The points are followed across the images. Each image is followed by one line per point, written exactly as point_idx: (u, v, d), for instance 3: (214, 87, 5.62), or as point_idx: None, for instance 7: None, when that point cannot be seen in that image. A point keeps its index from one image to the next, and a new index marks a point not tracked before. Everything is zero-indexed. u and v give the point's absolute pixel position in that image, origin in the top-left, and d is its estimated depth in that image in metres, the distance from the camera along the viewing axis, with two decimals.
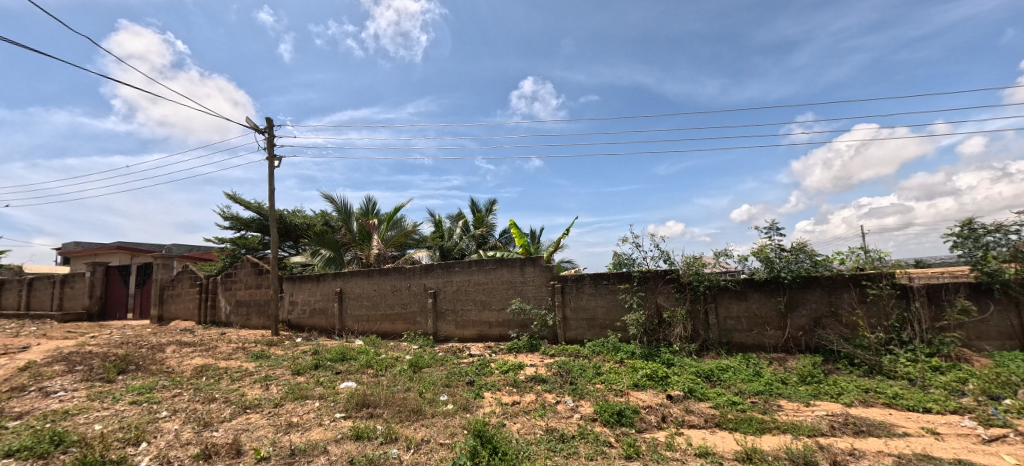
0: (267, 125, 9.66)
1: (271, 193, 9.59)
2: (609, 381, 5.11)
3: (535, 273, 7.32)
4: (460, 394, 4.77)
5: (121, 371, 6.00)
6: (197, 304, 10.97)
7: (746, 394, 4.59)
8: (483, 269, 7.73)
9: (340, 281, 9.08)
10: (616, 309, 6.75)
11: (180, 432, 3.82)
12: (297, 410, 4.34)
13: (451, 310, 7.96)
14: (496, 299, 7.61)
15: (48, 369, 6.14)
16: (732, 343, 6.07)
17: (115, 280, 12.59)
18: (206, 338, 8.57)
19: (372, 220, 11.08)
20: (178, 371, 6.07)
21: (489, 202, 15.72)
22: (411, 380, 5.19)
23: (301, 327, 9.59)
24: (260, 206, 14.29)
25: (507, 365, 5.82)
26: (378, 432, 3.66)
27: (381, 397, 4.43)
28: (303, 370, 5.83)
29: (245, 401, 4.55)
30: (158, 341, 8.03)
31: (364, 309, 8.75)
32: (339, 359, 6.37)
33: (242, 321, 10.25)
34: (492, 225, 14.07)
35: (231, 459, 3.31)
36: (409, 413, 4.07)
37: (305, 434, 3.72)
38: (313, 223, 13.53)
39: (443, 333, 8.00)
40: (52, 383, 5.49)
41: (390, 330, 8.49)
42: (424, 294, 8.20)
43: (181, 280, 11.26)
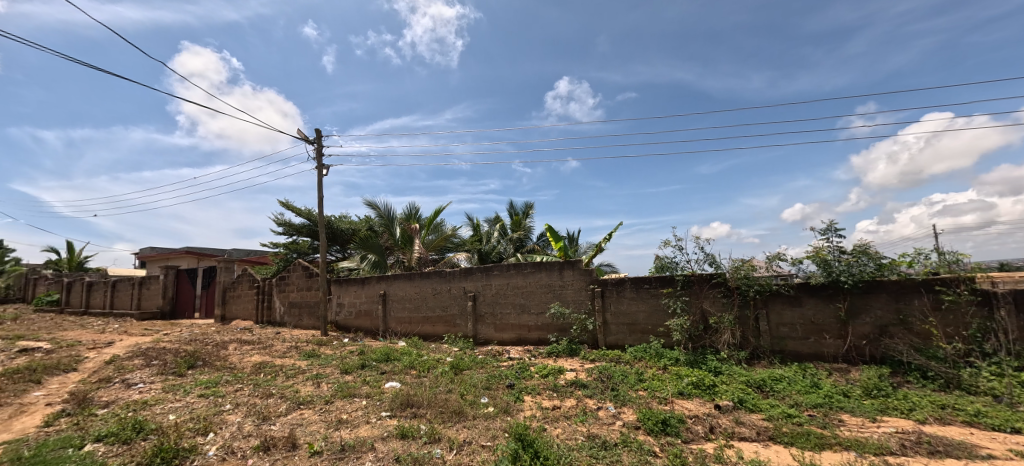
0: (316, 136, 10.26)
1: (320, 199, 10.13)
2: (653, 388, 4.95)
3: (574, 276, 7.26)
4: (501, 396, 4.80)
5: (191, 366, 6.52)
6: (254, 305, 11.73)
7: (803, 407, 4.30)
8: (521, 272, 7.76)
9: (383, 284, 9.42)
10: (658, 314, 6.55)
11: (242, 424, 4.11)
12: (346, 408, 4.53)
13: (490, 313, 8.04)
14: (535, 303, 7.60)
15: (129, 362, 6.78)
16: (786, 351, 5.72)
17: (184, 282, 13.72)
18: (263, 337, 9.14)
19: (414, 224, 11.41)
20: (239, 367, 6.52)
21: (526, 205, 15.77)
22: (453, 381, 5.29)
23: (347, 328, 10.03)
24: (309, 212, 15.11)
25: (547, 369, 5.79)
26: (422, 431, 3.75)
27: (424, 397, 4.54)
28: (350, 368, 6.09)
29: (299, 397, 4.82)
30: (222, 339, 8.66)
31: (407, 311, 9.02)
32: (384, 360, 6.60)
33: (295, 321, 10.86)
34: (529, 228, 14.13)
35: (287, 452, 3.51)
36: (451, 414, 4.15)
37: (354, 431, 3.89)
38: (358, 228, 14.14)
39: (483, 336, 8.09)
40: (133, 376, 6.05)
41: (431, 332, 8.69)
42: (463, 297, 8.34)
43: (241, 282, 12.10)
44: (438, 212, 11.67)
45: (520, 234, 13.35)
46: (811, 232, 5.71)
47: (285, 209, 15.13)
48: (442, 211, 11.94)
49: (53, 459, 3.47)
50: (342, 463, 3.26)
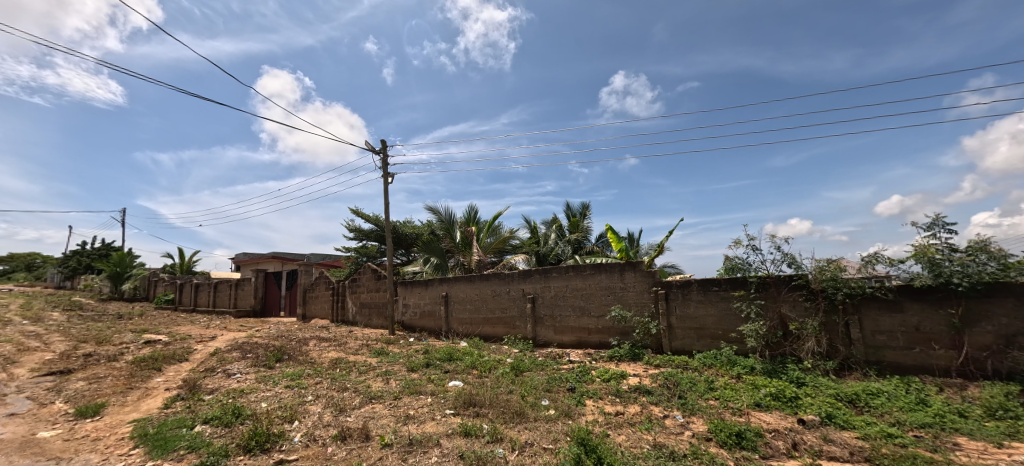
0: (382, 147, 10.92)
1: (386, 206, 10.75)
2: (726, 398, 4.64)
3: (636, 278, 7.01)
4: (562, 399, 4.75)
5: (278, 359, 7.22)
6: (330, 304, 12.70)
7: (906, 427, 3.78)
8: (581, 274, 7.66)
9: (445, 286, 9.76)
10: (730, 318, 6.12)
11: (322, 415, 4.46)
12: (413, 404, 4.75)
13: (550, 315, 8.01)
14: (595, 305, 7.45)
15: (229, 355, 7.66)
16: (884, 363, 5.07)
17: (272, 283, 15.23)
18: (338, 335, 9.88)
19: (472, 227, 11.71)
20: (318, 362, 7.09)
21: (583, 206, 15.53)
22: (513, 383, 5.34)
23: (413, 328, 10.51)
24: (377, 218, 16.11)
25: (608, 373, 5.64)
26: (485, 430, 3.83)
27: (486, 397, 4.63)
28: (417, 367, 6.39)
29: (371, 392, 5.14)
30: (303, 336, 9.49)
31: (468, 312, 9.26)
32: (447, 359, 6.83)
33: (365, 321, 11.58)
34: (587, 229, 13.99)
35: (361, 442, 3.76)
36: (512, 415, 4.18)
37: (421, 426, 4.06)
38: (421, 233, 14.83)
39: (542, 338, 8.08)
40: (232, 367, 6.82)
41: (491, 333, 8.84)
42: (522, 299, 8.39)
43: (318, 284, 13.18)
44: (496, 215, 11.89)
45: (578, 235, 13.18)
46: (913, 228, 5.03)
47: (356, 216, 16.25)
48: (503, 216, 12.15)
49: (172, 436, 4.02)
50: (411, 456, 3.42)
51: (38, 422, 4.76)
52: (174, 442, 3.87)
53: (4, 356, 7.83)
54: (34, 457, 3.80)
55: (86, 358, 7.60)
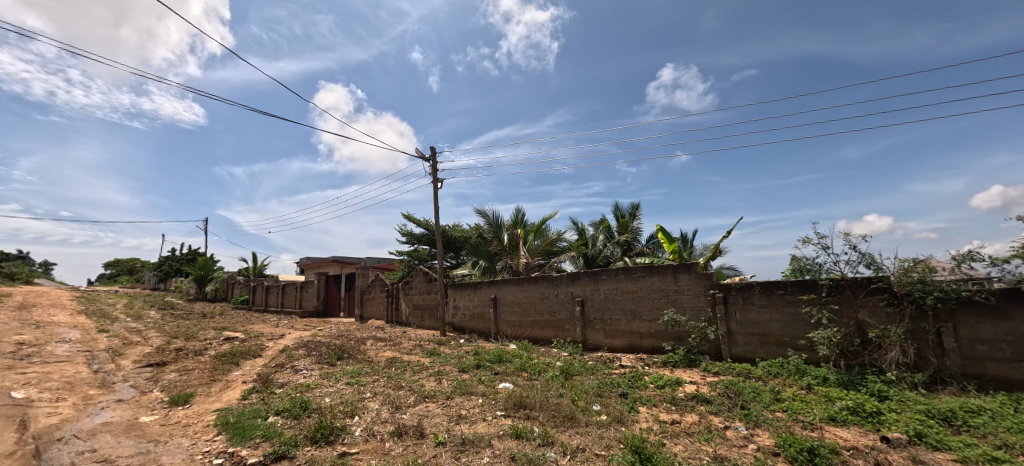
0: (431, 154, 11.32)
1: (435, 211, 11.09)
2: (795, 410, 4.30)
3: (691, 281, 6.70)
4: (614, 405, 4.63)
5: (339, 357, 7.66)
6: (385, 306, 13.30)
7: (1017, 451, 3.28)
8: (631, 276, 7.45)
9: (494, 288, 9.88)
10: (798, 324, 5.67)
11: (380, 411, 4.67)
12: (465, 404, 4.84)
13: (599, 318, 7.85)
14: (647, 309, 7.20)
15: (296, 352, 8.26)
16: (986, 377, 4.45)
17: (332, 286, 16.21)
18: (393, 335, 10.32)
19: (520, 229, 11.77)
20: (375, 361, 7.44)
21: (633, 206, 15.13)
22: (563, 386, 5.28)
23: (463, 329, 10.74)
24: (427, 223, 16.67)
25: (663, 380, 5.43)
26: (536, 433, 3.81)
27: (536, 400, 4.61)
28: (467, 367, 6.51)
29: (424, 391, 5.31)
30: (361, 336, 10.01)
31: (517, 315, 9.30)
32: (497, 361, 6.90)
33: (418, 322, 11.99)
34: (637, 230, 13.67)
35: (417, 439, 3.89)
36: (564, 419, 4.14)
37: (473, 426, 4.13)
38: (469, 236, 15.16)
39: (592, 341, 7.94)
40: (299, 363, 7.34)
41: (540, 336, 8.82)
42: (571, 302, 8.30)
43: (374, 286, 13.85)
44: (544, 217, 11.87)
45: (627, 236, 12.86)
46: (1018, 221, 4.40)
47: (408, 221, 16.92)
48: (550, 218, 12.11)
49: (249, 425, 4.39)
50: (464, 455, 3.49)
51: (140, 408, 5.40)
52: (250, 430, 4.23)
53: (114, 349, 8.97)
54: (138, 439, 4.31)
55: (177, 352, 8.52)
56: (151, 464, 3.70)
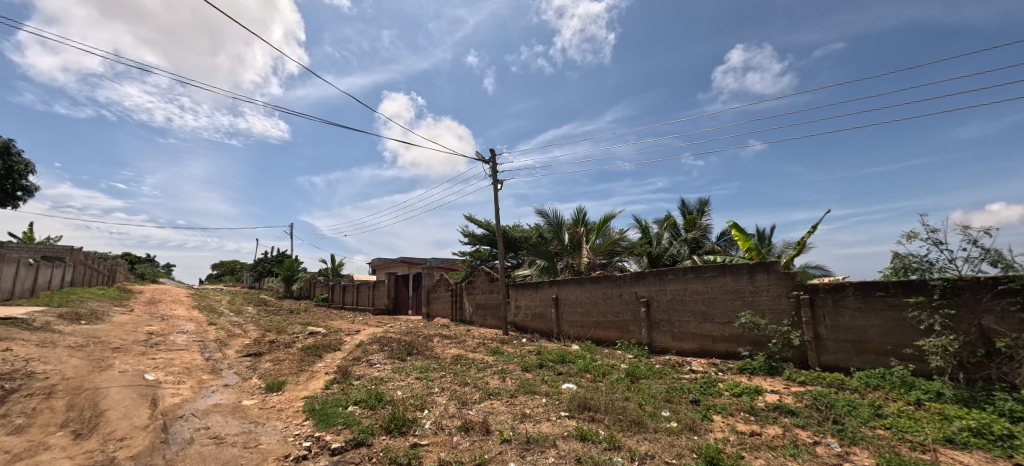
0: (491, 156, 11.57)
1: (496, 212, 11.33)
2: (900, 428, 3.79)
3: (771, 281, 6.19)
4: (685, 412, 4.40)
5: (409, 353, 8.09)
6: (449, 304, 13.81)
7: None
8: (701, 276, 7.05)
9: (555, 288, 9.85)
10: (903, 330, 5.00)
11: (448, 406, 4.86)
12: (529, 403, 4.87)
13: (666, 320, 7.51)
14: (720, 311, 6.77)
15: (370, 347, 8.86)
16: None
17: (401, 285, 17.17)
18: (458, 333, 10.69)
19: (581, 228, 11.62)
20: (442, 357, 7.75)
21: (701, 202, 14.35)
22: (629, 390, 5.12)
23: (525, 329, 10.81)
24: (488, 224, 17.06)
25: (740, 387, 5.06)
26: (602, 436, 3.74)
27: (600, 402, 4.52)
28: (531, 367, 6.56)
29: (489, 388, 5.43)
30: (428, 333, 10.49)
31: (579, 315, 9.18)
32: (559, 361, 6.87)
33: (481, 320, 12.29)
34: (705, 228, 12.96)
35: (482, 435, 4.00)
36: (631, 423, 4.01)
37: (537, 425, 4.15)
38: (529, 236, 15.30)
39: (659, 344, 7.60)
40: (373, 357, 7.87)
41: (603, 337, 8.62)
42: (636, 303, 8.02)
43: (439, 286, 14.44)
44: (606, 216, 11.60)
45: (695, 234, 12.26)
46: None
47: (470, 222, 17.41)
48: (613, 217, 11.81)
49: (331, 413, 4.79)
50: (529, 454, 3.52)
51: (242, 392, 6.13)
52: (333, 418, 4.60)
53: (221, 340, 10.25)
54: (242, 419, 4.89)
55: (271, 344, 9.53)
56: (253, 442, 4.18)
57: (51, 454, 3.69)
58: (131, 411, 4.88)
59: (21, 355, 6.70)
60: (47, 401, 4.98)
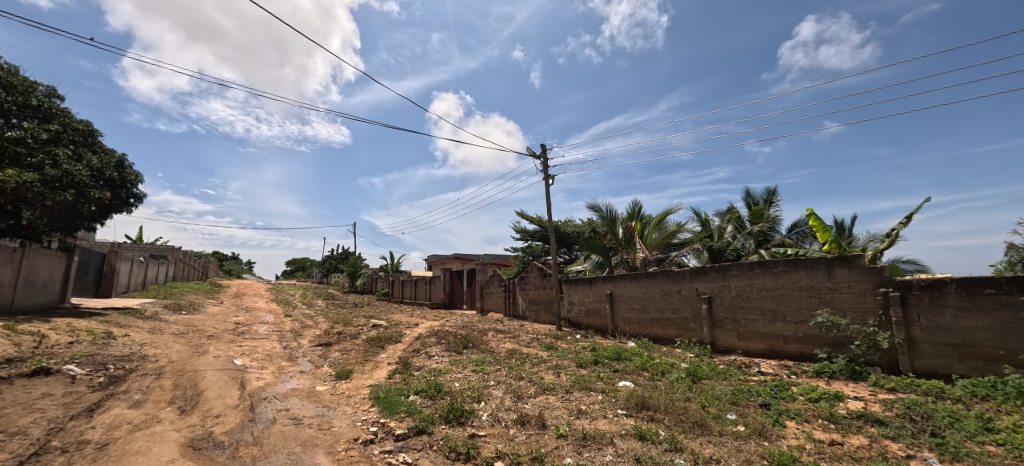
0: (542, 151, 11.53)
1: (548, 207, 11.31)
2: (1017, 445, 3.29)
3: (853, 277, 5.64)
4: (753, 416, 4.14)
5: (465, 346, 8.33)
6: (503, 300, 14.01)
7: None
8: (770, 272, 6.58)
9: (610, 284, 9.66)
10: (1019, 333, 4.36)
11: (504, 399, 4.94)
12: (584, 400, 4.83)
13: (731, 318, 7.09)
14: (792, 309, 6.27)
15: (428, 339, 9.24)
16: None
17: (456, 280, 17.70)
18: (512, 328, 10.83)
19: (636, 222, 11.28)
20: (497, 351, 7.90)
21: (768, 192, 13.35)
22: (691, 390, 4.90)
23: (578, 325, 10.70)
24: (540, 219, 17.08)
25: (816, 392, 4.66)
26: (662, 437, 3.63)
27: (660, 402, 4.38)
28: (585, 363, 6.50)
29: (544, 383, 5.46)
30: (483, 327, 10.73)
31: (635, 312, 8.92)
32: (615, 358, 6.73)
33: (534, 316, 12.34)
34: (773, 219, 12.10)
35: (539, 429, 4.03)
36: (692, 425, 3.85)
37: (594, 422, 4.11)
38: (582, 231, 15.14)
39: (723, 344, 7.19)
40: (431, 349, 8.21)
41: (662, 334, 8.31)
42: (696, 299, 7.64)
43: (493, 281, 14.70)
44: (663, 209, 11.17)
45: (762, 227, 11.51)
46: None
47: (521, 218, 17.53)
48: (671, 210, 11.34)
49: (394, 401, 5.07)
50: (586, 451, 3.50)
51: (316, 379, 6.66)
52: (396, 406, 4.87)
53: (296, 330, 11.20)
54: (316, 403, 5.32)
55: (339, 335, 10.25)
56: (326, 425, 4.52)
57: (163, 426, 4.26)
58: (224, 392, 5.49)
59: (137, 340, 7.76)
60: (158, 380, 5.73)
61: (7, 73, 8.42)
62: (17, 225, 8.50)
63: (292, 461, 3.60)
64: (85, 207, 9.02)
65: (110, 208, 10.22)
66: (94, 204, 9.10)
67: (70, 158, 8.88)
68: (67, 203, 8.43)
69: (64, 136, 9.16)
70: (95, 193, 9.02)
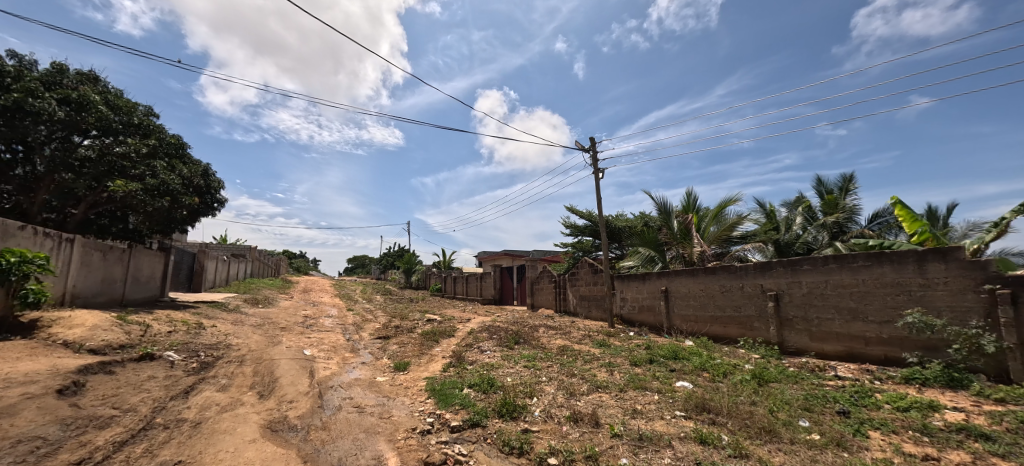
0: (591, 144, 11.31)
1: (598, 201, 11.10)
2: None
3: (950, 272, 5.01)
4: (830, 424, 3.80)
5: (516, 342, 8.39)
6: (553, 296, 13.96)
7: None
8: (848, 267, 6.01)
9: (665, 280, 9.29)
10: None
11: (557, 395, 4.93)
12: (640, 399, 4.70)
13: (802, 317, 6.55)
14: (875, 308, 5.67)
15: (481, 334, 9.44)
16: None
17: (506, 276, 17.91)
18: (562, 324, 10.78)
19: (692, 215, 10.76)
20: (548, 347, 7.88)
21: (844, 178, 12.13)
22: (757, 393, 4.60)
23: (631, 322, 10.39)
24: (590, 214, 16.81)
25: (906, 401, 4.18)
26: (725, 442, 3.44)
27: (722, 404, 4.15)
28: (640, 361, 6.31)
29: (596, 381, 5.38)
30: (533, 323, 10.77)
31: (692, 309, 8.53)
32: (672, 357, 6.46)
33: (586, 312, 12.17)
34: (851, 209, 10.99)
35: (592, 427, 3.98)
36: (759, 430, 3.61)
37: (650, 423, 3.99)
38: (634, 226, 14.72)
39: (792, 345, 6.67)
40: (484, 344, 8.38)
41: (722, 333, 7.87)
42: (762, 297, 7.14)
43: (543, 277, 14.69)
44: (722, 200, 10.55)
45: (838, 218, 10.51)
46: None
47: (570, 213, 17.39)
48: (730, 201, 10.67)
49: (449, 394, 5.22)
50: (642, 452, 3.40)
51: (376, 370, 7.04)
52: (451, 398, 5.01)
53: (358, 323, 11.90)
54: (377, 393, 5.63)
55: (397, 329, 10.74)
56: (386, 414, 4.77)
57: (245, 408, 4.71)
58: (296, 379, 5.94)
59: (223, 331, 8.64)
60: (240, 367, 6.35)
61: (114, 97, 9.68)
62: (127, 228, 10.36)
63: (356, 446, 3.83)
64: (178, 212, 10.13)
65: (198, 212, 11.42)
66: (186, 209, 10.18)
67: (165, 169, 10.01)
68: (164, 208, 9.50)
69: (159, 150, 10.36)
70: (186, 199, 10.09)
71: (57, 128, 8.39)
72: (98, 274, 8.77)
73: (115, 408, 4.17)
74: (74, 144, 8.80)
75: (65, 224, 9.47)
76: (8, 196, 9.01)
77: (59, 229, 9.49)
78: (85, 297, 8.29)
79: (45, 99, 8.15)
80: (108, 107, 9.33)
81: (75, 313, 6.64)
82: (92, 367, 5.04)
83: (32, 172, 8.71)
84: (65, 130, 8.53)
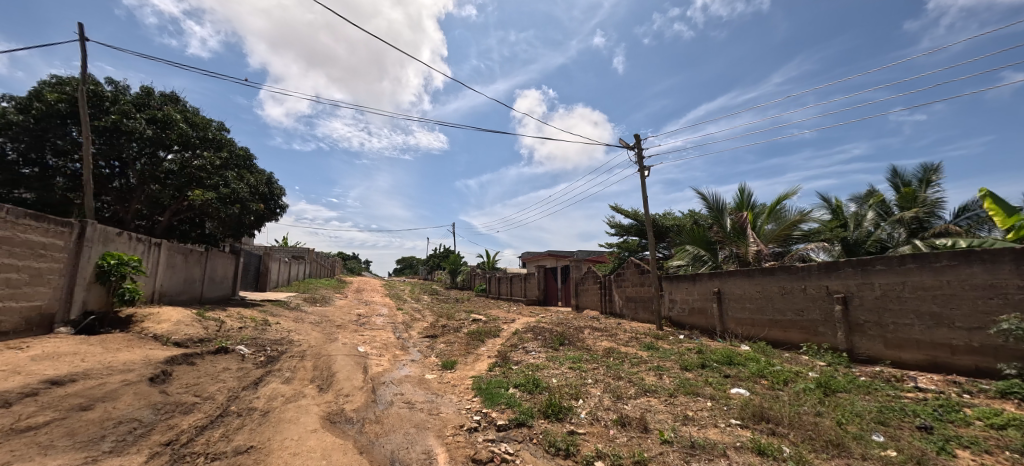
0: (636, 142, 11.02)
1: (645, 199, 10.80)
2: None
3: None
4: (909, 440, 3.47)
5: (562, 343, 8.36)
6: (599, 297, 13.75)
7: None
8: (929, 267, 5.43)
9: (717, 281, 8.86)
10: None
11: (603, 398, 4.86)
12: (691, 405, 4.53)
13: (874, 322, 6.00)
14: (963, 313, 5.09)
15: (526, 335, 9.50)
16: None
17: (550, 277, 17.87)
18: (608, 326, 10.59)
19: (747, 213, 10.20)
20: (594, 349, 7.77)
21: (924, 169, 10.95)
22: (821, 403, 4.28)
23: (681, 325, 10.00)
24: (636, 213, 16.37)
25: (1002, 417, 3.71)
26: (786, 454, 3.24)
27: (782, 414, 3.90)
28: (691, 366, 6.07)
29: (645, 384, 5.24)
30: (578, 324, 10.67)
31: (748, 312, 8.08)
32: (727, 362, 6.15)
33: (632, 314, 11.87)
34: (934, 203, 9.90)
35: (640, 432, 3.88)
36: (825, 444, 3.36)
37: (703, 430, 3.83)
38: (683, 224, 14.17)
39: (863, 352, 6.13)
40: (528, 345, 8.42)
41: (782, 338, 7.40)
42: (827, 300, 6.63)
43: (588, 278, 14.50)
44: (780, 196, 9.92)
45: (918, 212, 9.50)
46: None
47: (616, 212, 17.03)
48: (789, 196, 10.00)
49: (495, 393, 5.30)
50: (694, 460, 3.28)
51: (425, 367, 7.30)
52: (497, 398, 5.09)
53: (407, 322, 12.39)
54: (426, 390, 5.84)
55: (444, 328, 11.06)
56: (435, 410, 4.93)
57: (307, 400, 5.06)
58: (351, 375, 6.27)
59: (285, 328, 9.30)
60: (302, 362, 6.82)
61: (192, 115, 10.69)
62: (204, 233, 11.41)
63: (408, 441, 4.00)
64: (246, 217, 11.02)
65: (264, 217, 12.35)
66: (253, 215, 11.08)
67: (236, 178, 10.92)
68: (234, 215, 10.39)
69: (230, 161, 11.34)
70: (253, 206, 10.97)
71: (146, 145, 9.43)
72: (180, 274, 9.74)
73: (196, 395, 4.63)
74: (160, 159, 9.81)
75: (153, 230, 10.62)
76: (108, 206, 10.29)
77: (149, 234, 10.65)
78: (171, 295, 9.25)
79: (136, 119, 9.30)
80: (187, 124, 10.32)
81: (162, 310, 7.43)
82: (177, 358, 5.61)
83: (126, 184, 9.88)
84: (152, 146, 9.56)
